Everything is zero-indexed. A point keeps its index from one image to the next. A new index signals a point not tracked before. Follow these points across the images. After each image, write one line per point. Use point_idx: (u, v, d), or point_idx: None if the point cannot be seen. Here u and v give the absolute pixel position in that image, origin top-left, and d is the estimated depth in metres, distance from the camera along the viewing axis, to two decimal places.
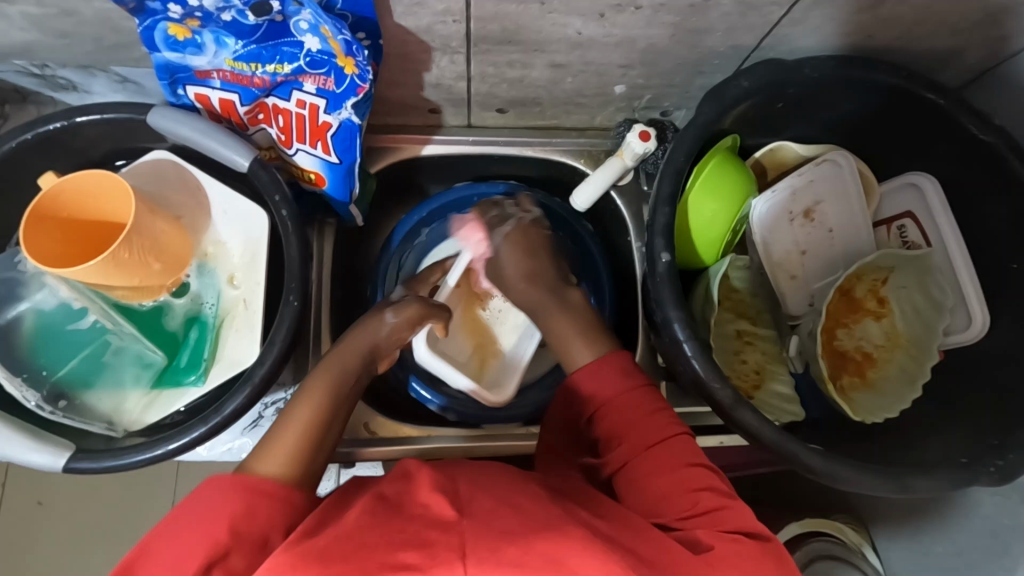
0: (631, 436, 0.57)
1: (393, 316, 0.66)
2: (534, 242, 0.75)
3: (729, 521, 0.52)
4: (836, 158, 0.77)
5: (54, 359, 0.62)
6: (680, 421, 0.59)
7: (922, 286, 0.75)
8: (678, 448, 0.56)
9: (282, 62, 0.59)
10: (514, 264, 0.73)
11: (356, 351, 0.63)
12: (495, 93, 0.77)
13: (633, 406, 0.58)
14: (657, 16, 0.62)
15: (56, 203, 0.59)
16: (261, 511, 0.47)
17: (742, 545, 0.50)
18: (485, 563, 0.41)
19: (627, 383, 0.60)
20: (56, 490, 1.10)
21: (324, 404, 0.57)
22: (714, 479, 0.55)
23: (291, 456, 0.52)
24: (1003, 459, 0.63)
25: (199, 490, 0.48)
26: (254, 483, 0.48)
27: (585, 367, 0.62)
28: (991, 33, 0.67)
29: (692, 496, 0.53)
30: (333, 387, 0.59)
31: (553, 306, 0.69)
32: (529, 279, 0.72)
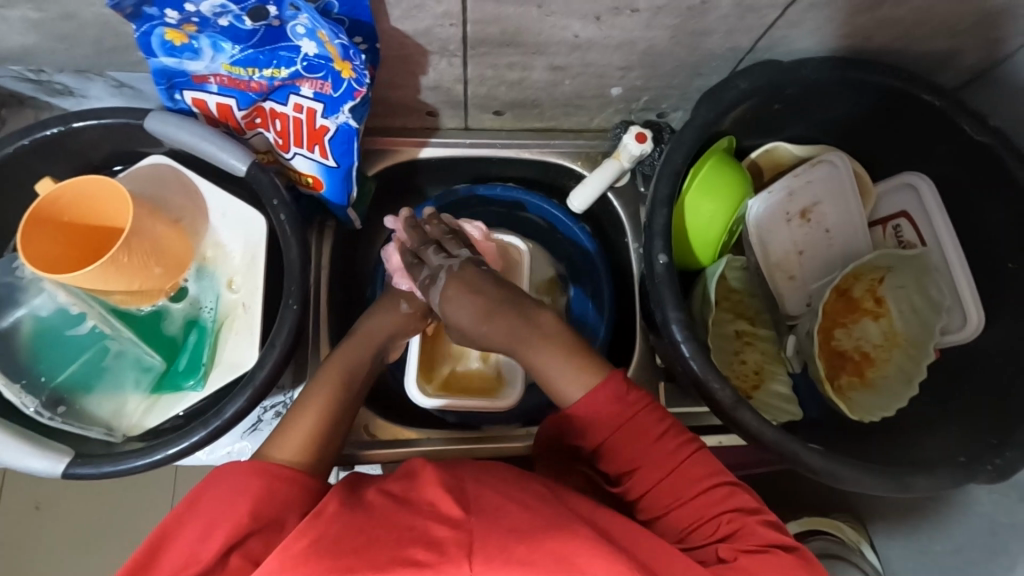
0: (645, 467, 0.57)
1: (409, 304, 0.72)
2: (474, 279, 0.66)
3: (758, 534, 0.54)
4: (832, 159, 0.77)
5: (54, 364, 0.62)
6: (689, 434, 0.60)
7: (919, 285, 0.76)
8: (695, 469, 0.57)
9: (280, 66, 0.60)
10: (469, 309, 0.65)
11: (365, 346, 0.67)
12: (493, 96, 0.77)
13: (639, 435, 0.58)
14: (656, 19, 0.62)
15: (58, 205, 0.59)
16: (278, 492, 0.49)
17: (776, 556, 0.52)
18: (493, 561, 0.42)
19: (625, 414, 0.58)
20: (54, 494, 1.10)
21: (336, 397, 0.61)
22: (734, 492, 0.56)
23: (304, 446, 0.55)
24: (1001, 458, 0.63)
25: (217, 473, 0.50)
26: (272, 468, 0.50)
27: (575, 403, 0.59)
28: (988, 34, 0.68)
29: (718, 519, 0.55)
30: (342, 384, 0.62)
31: (528, 338, 0.63)
32: (490, 317, 0.64)
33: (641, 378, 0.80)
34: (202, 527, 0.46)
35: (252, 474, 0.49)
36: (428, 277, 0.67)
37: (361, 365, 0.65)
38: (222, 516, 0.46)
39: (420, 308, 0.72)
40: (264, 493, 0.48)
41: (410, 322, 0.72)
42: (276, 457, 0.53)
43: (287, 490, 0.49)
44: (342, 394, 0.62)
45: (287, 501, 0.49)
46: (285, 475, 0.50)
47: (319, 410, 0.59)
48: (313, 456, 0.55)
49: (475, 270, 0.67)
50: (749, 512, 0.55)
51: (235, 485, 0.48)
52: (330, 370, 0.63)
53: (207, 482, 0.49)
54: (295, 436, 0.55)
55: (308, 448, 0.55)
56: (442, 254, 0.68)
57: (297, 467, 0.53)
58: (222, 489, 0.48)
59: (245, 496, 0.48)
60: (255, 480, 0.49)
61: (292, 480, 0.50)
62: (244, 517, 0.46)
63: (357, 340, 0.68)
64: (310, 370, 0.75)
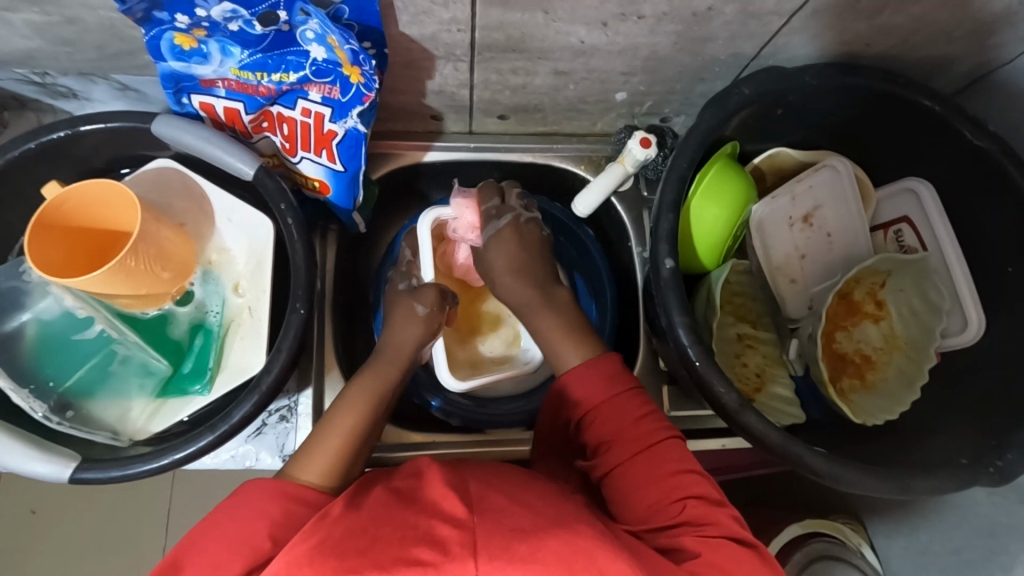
0: (619, 442, 0.57)
1: (424, 307, 0.71)
2: (525, 237, 0.73)
3: (719, 524, 0.53)
4: (835, 164, 0.78)
5: (60, 369, 0.62)
6: (668, 425, 0.59)
7: (919, 289, 0.76)
8: (666, 454, 0.56)
9: (288, 70, 0.60)
10: (504, 258, 0.72)
11: (394, 361, 0.67)
12: (497, 100, 0.77)
13: (620, 412, 0.59)
14: (661, 25, 0.63)
15: (61, 211, 0.58)
16: (297, 516, 0.49)
17: (731, 548, 0.51)
18: (497, 559, 0.42)
19: (612, 389, 0.60)
20: (50, 499, 1.10)
21: (366, 414, 0.61)
22: (704, 485, 0.55)
23: (331, 465, 0.55)
24: (1001, 460, 0.64)
25: (239, 492, 0.50)
26: (298, 490, 0.51)
27: (572, 370, 0.62)
28: (986, 42, 0.69)
29: (679, 504, 0.54)
30: (371, 400, 0.62)
31: (541, 305, 0.69)
32: (517, 273, 0.71)
33: (644, 381, 0.81)
34: (221, 541, 0.47)
35: (275, 494, 0.49)
36: (492, 212, 0.75)
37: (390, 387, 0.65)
38: (241, 532, 0.47)
39: (437, 300, 0.72)
40: (284, 515, 0.49)
41: (430, 333, 0.70)
42: (302, 479, 0.53)
43: (308, 514, 0.50)
44: (372, 412, 0.61)
45: (305, 525, 0.49)
46: (312, 500, 0.51)
47: (346, 429, 0.59)
48: (337, 475, 0.55)
49: (522, 234, 0.73)
50: (715, 505, 0.54)
51: (255, 502, 0.49)
52: (359, 390, 0.63)
53: (232, 498, 0.50)
54: (321, 457, 0.55)
55: (336, 468, 0.55)
56: (522, 200, 0.76)
57: (325, 490, 0.54)
58: (244, 505, 0.49)
59: (265, 516, 0.48)
60: (275, 501, 0.49)
61: (317, 505, 0.51)
62: (264, 541, 0.46)
63: (383, 362, 0.67)
64: (315, 375, 0.75)
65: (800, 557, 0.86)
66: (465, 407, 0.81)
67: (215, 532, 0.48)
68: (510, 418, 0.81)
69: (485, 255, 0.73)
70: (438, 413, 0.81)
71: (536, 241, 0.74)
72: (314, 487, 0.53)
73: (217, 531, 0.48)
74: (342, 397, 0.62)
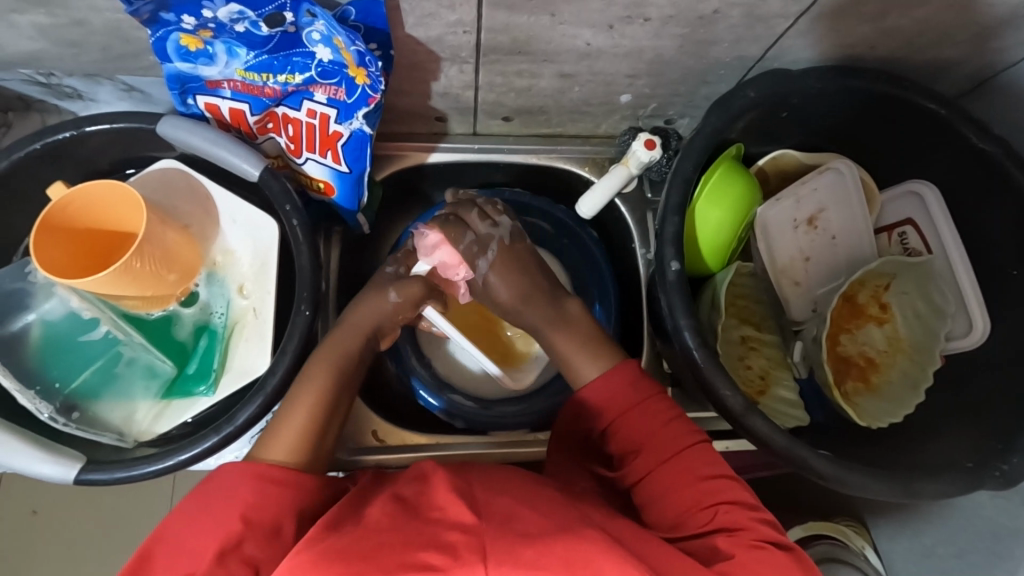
0: (649, 448, 0.57)
1: (397, 295, 0.68)
2: (521, 264, 0.68)
3: (752, 528, 0.53)
4: (839, 167, 0.78)
5: (66, 371, 0.62)
6: (696, 429, 0.59)
7: (922, 291, 0.76)
8: (696, 460, 0.57)
9: (294, 72, 0.59)
10: (506, 289, 0.67)
11: (358, 335, 0.65)
12: (502, 102, 0.77)
13: (648, 419, 0.59)
14: (666, 28, 0.63)
15: (66, 212, 0.59)
16: (272, 500, 0.49)
17: (766, 551, 0.51)
18: (505, 564, 0.42)
19: (638, 396, 0.60)
20: (52, 500, 1.09)
21: (327, 387, 0.59)
22: (735, 488, 0.55)
23: (297, 442, 0.55)
24: (1007, 464, 0.64)
25: (214, 476, 0.50)
26: (268, 470, 0.50)
27: (593, 381, 0.62)
28: (990, 45, 0.69)
29: (712, 509, 0.54)
30: (334, 374, 0.61)
31: (556, 323, 0.67)
32: (526, 300, 0.66)
33: None
34: (195, 524, 0.47)
35: (245, 477, 0.49)
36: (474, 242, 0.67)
37: (354, 359, 0.63)
38: (216, 516, 0.47)
39: (416, 295, 0.70)
40: (255, 497, 0.48)
41: (396, 313, 0.69)
42: (268, 457, 0.53)
43: (278, 494, 0.49)
44: (336, 384, 0.60)
45: (281, 505, 0.49)
46: (284, 479, 0.50)
47: (309, 407, 0.57)
48: (307, 452, 0.55)
49: (518, 255, 0.68)
50: (747, 508, 0.54)
51: (229, 486, 0.49)
52: (320, 363, 0.61)
53: (204, 484, 0.50)
54: (287, 435, 0.55)
55: (302, 446, 0.55)
56: (488, 221, 0.68)
57: (294, 466, 0.53)
58: (217, 488, 0.49)
59: (238, 499, 0.48)
60: (246, 483, 0.49)
61: (290, 484, 0.50)
62: (237, 523, 0.47)
63: (344, 333, 0.65)
64: None
65: (807, 558, 0.87)
66: (467, 408, 0.81)
67: (189, 516, 0.48)
68: (513, 420, 0.80)
69: (483, 284, 0.67)
70: (443, 414, 0.81)
71: (533, 260, 0.69)
72: (283, 464, 0.53)
73: (192, 516, 0.48)
74: (304, 370, 0.61)
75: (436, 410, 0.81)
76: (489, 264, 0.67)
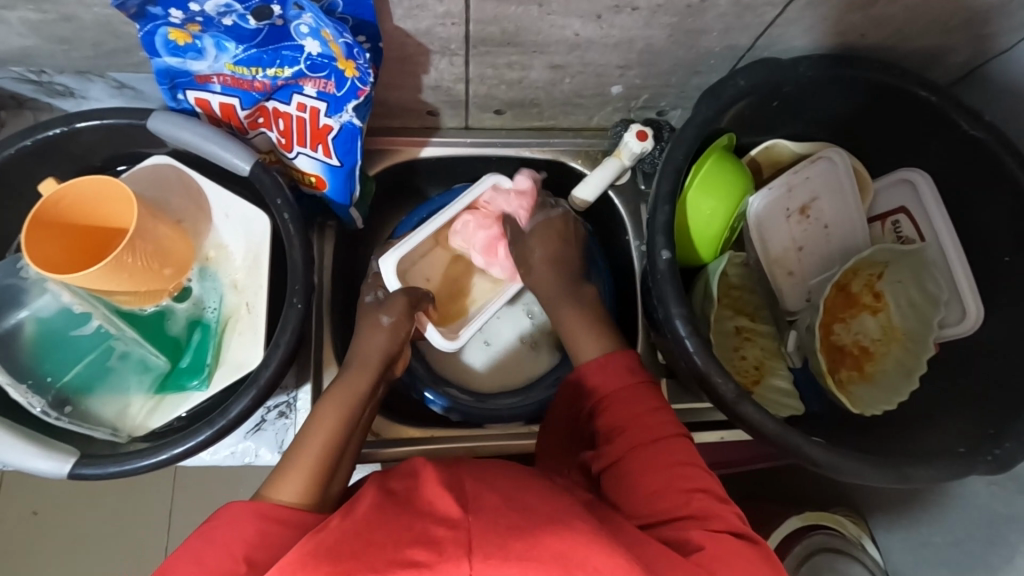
0: (631, 431, 0.57)
1: (389, 318, 0.67)
2: (569, 233, 0.76)
3: (722, 518, 0.52)
4: (831, 156, 0.78)
5: (58, 365, 0.62)
6: (676, 421, 0.59)
7: (917, 279, 0.77)
8: (673, 448, 0.56)
9: (283, 65, 0.60)
10: (543, 246, 0.73)
11: (370, 367, 0.64)
12: (494, 95, 0.77)
13: (634, 402, 0.59)
14: (655, 17, 0.63)
15: (60, 207, 0.59)
16: (275, 538, 0.48)
17: (730, 541, 0.50)
18: (491, 558, 0.42)
19: (630, 380, 0.61)
20: (54, 500, 1.10)
21: (338, 423, 0.59)
22: (708, 480, 0.55)
23: (309, 480, 0.54)
24: (1000, 448, 0.64)
25: (221, 512, 0.49)
26: (272, 510, 0.49)
27: (591, 361, 0.63)
28: (980, 31, 0.69)
29: (684, 495, 0.53)
30: (347, 409, 0.60)
31: (566, 298, 0.70)
32: (551, 263, 0.72)
33: None
34: (196, 559, 0.46)
35: (251, 515, 0.49)
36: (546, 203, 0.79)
37: (363, 391, 0.62)
38: (215, 554, 0.46)
39: (406, 309, 0.68)
40: (260, 537, 0.48)
41: (397, 342, 0.67)
42: (277, 496, 0.52)
43: (285, 534, 0.49)
44: (346, 421, 0.59)
45: (283, 544, 0.48)
46: (286, 518, 0.50)
47: (324, 442, 0.57)
48: (319, 489, 0.54)
49: (569, 228, 0.76)
50: (719, 502, 0.54)
51: (231, 524, 0.48)
52: (331, 400, 0.60)
53: (209, 523, 0.49)
54: (300, 469, 0.54)
55: (315, 483, 0.54)
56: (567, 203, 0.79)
57: (303, 506, 0.52)
58: (223, 522, 0.48)
59: (240, 538, 0.47)
60: (251, 522, 0.48)
61: (296, 524, 0.50)
62: (240, 564, 0.46)
63: (354, 371, 0.63)
64: (313, 371, 0.75)
65: (800, 551, 0.86)
66: (465, 402, 0.81)
67: (189, 554, 0.47)
68: (508, 412, 0.81)
69: (527, 241, 0.74)
70: (440, 409, 0.81)
71: (575, 245, 0.76)
72: (291, 505, 0.51)
73: (194, 552, 0.47)
74: (314, 414, 0.59)
75: (433, 406, 0.81)
76: (540, 221, 0.76)
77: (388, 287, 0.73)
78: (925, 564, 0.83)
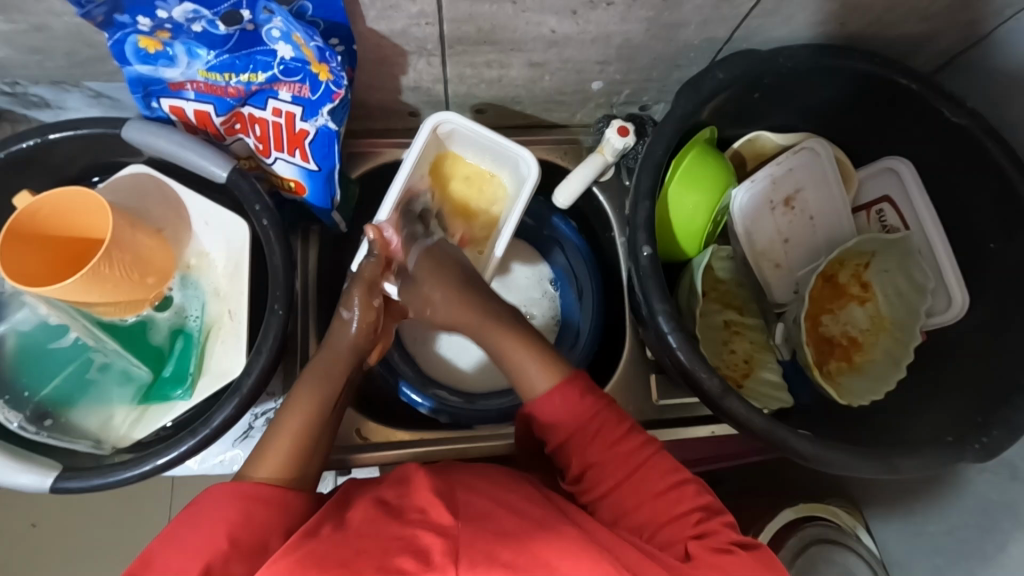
0: (611, 463, 0.55)
1: (350, 311, 0.64)
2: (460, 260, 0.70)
3: (722, 532, 0.51)
4: (813, 146, 0.78)
5: (37, 379, 0.62)
6: (651, 439, 0.58)
7: (903, 269, 0.76)
8: (656, 471, 0.55)
9: (256, 70, 0.59)
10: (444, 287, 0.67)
11: (342, 357, 0.63)
12: (474, 94, 0.77)
13: (603, 435, 0.56)
14: (631, 12, 0.62)
15: (35, 218, 0.58)
16: (257, 516, 0.48)
17: (735, 555, 0.49)
18: (478, 566, 0.42)
19: (592, 411, 0.57)
20: (49, 511, 1.09)
21: (313, 411, 0.58)
22: (700, 493, 0.54)
23: (283, 463, 0.53)
24: (987, 436, 0.64)
25: (199, 499, 0.48)
26: (252, 488, 0.49)
27: (544, 394, 0.58)
28: (961, 18, 0.69)
29: (679, 521, 0.52)
30: (317, 404, 0.58)
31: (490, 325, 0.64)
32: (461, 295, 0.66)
33: (632, 371, 0.80)
34: (181, 548, 0.45)
35: (231, 497, 0.48)
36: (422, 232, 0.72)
37: (337, 377, 0.61)
38: (198, 540, 0.45)
39: (364, 297, 0.65)
40: (242, 517, 0.47)
41: (366, 337, 0.65)
42: (256, 476, 0.51)
43: (267, 512, 0.48)
44: (317, 419, 0.58)
45: (265, 522, 0.48)
46: (267, 497, 0.49)
47: (295, 431, 0.56)
48: (295, 469, 0.53)
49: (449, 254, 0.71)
50: (714, 514, 0.53)
51: (212, 508, 0.47)
52: (304, 388, 0.60)
53: (190, 510, 0.48)
54: (276, 451, 0.54)
55: (291, 461, 0.54)
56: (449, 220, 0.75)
57: (279, 483, 0.52)
58: (203, 511, 0.47)
59: (222, 519, 0.46)
60: (231, 503, 0.47)
61: (276, 502, 0.49)
62: (222, 542, 0.45)
63: (326, 358, 0.62)
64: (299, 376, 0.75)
65: (795, 543, 0.85)
66: (453, 404, 0.81)
67: (172, 542, 0.45)
68: (497, 412, 0.80)
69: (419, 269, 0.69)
70: (427, 411, 0.81)
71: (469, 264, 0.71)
72: (268, 482, 0.51)
73: (177, 539, 0.45)
74: (290, 398, 0.59)
75: (420, 408, 0.81)
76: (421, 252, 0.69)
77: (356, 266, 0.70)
78: (920, 552, 0.83)
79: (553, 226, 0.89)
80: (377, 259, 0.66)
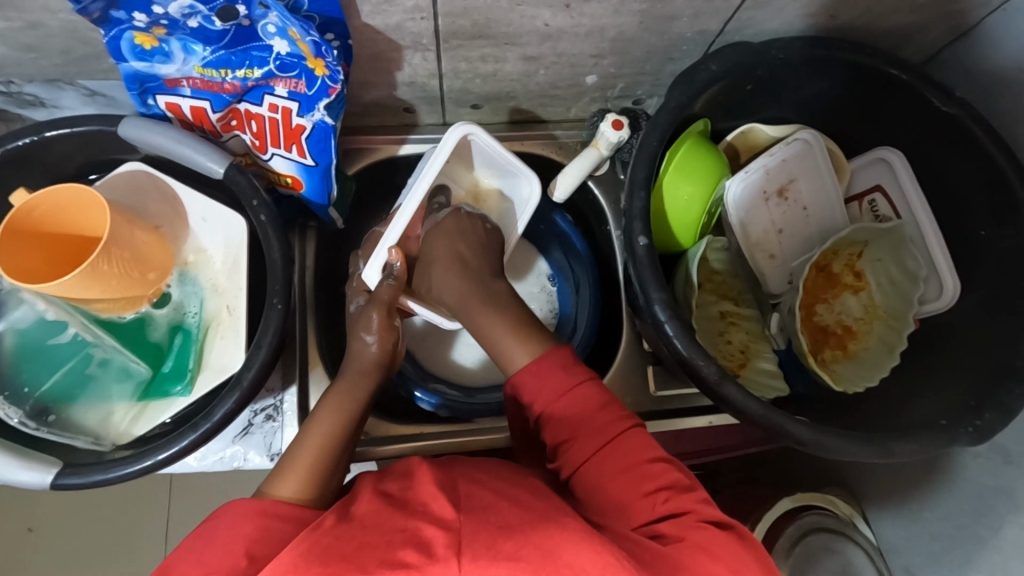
0: (585, 436, 0.53)
1: (371, 336, 0.66)
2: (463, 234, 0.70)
3: (694, 510, 0.51)
4: (806, 137, 0.78)
5: (36, 375, 0.62)
6: (627, 413, 0.56)
7: (895, 257, 0.77)
8: (630, 446, 0.53)
9: (253, 66, 0.59)
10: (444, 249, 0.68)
11: (366, 372, 0.64)
12: (469, 89, 0.77)
13: (578, 404, 0.55)
14: (624, 5, 0.63)
15: (33, 216, 0.58)
16: (273, 533, 0.47)
17: (709, 532, 0.49)
18: (481, 559, 0.42)
19: (568, 381, 0.56)
20: (46, 515, 1.09)
21: (339, 430, 0.58)
22: (673, 470, 0.53)
23: (308, 480, 0.53)
24: (980, 419, 0.64)
25: (220, 512, 0.48)
26: (272, 506, 0.49)
27: (522, 371, 0.58)
28: (949, 9, 0.70)
29: (651, 498, 0.51)
30: (345, 420, 0.59)
31: (479, 298, 0.64)
32: (457, 269, 0.66)
33: (630, 362, 0.81)
34: (198, 558, 0.45)
35: (250, 513, 0.47)
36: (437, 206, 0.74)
37: (362, 395, 0.62)
38: (215, 552, 0.45)
39: (384, 320, 0.66)
40: (259, 533, 0.46)
41: (388, 355, 0.66)
42: (277, 493, 0.51)
43: (282, 528, 0.48)
44: (345, 426, 0.59)
45: (283, 538, 0.47)
46: (284, 514, 0.49)
47: (318, 445, 0.56)
48: (319, 487, 0.53)
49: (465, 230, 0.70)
50: (686, 490, 0.52)
51: (231, 524, 0.47)
52: (331, 398, 0.61)
53: (209, 522, 0.48)
54: (299, 471, 0.53)
55: (314, 481, 0.53)
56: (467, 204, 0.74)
57: (303, 503, 0.51)
58: (217, 525, 0.47)
59: (240, 535, 0.46)
60: (250, 519, 0.47)
61: (292, 518, 0.49)
62: (241, 558, 0.45)
63: (350, 378, 0.63)
64: (298, 373, 0.75)
65: (793, 532, 0.85)
66: (454, 398, 0.81)
67: (191, 554, 0.46)
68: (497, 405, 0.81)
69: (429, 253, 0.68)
70: (429, 407, 0.81)
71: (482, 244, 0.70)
72: (291, 500, 0.51)
73: (196, 553, 0.46)
74: (313, 415, 0.59)
75: (423, 403, 0.81)
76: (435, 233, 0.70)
77: (371, 287, 0.70)
78: (915, 538, 0.84)
79: (550, 218, 0.89)
80: (396, 282, 0.67)
